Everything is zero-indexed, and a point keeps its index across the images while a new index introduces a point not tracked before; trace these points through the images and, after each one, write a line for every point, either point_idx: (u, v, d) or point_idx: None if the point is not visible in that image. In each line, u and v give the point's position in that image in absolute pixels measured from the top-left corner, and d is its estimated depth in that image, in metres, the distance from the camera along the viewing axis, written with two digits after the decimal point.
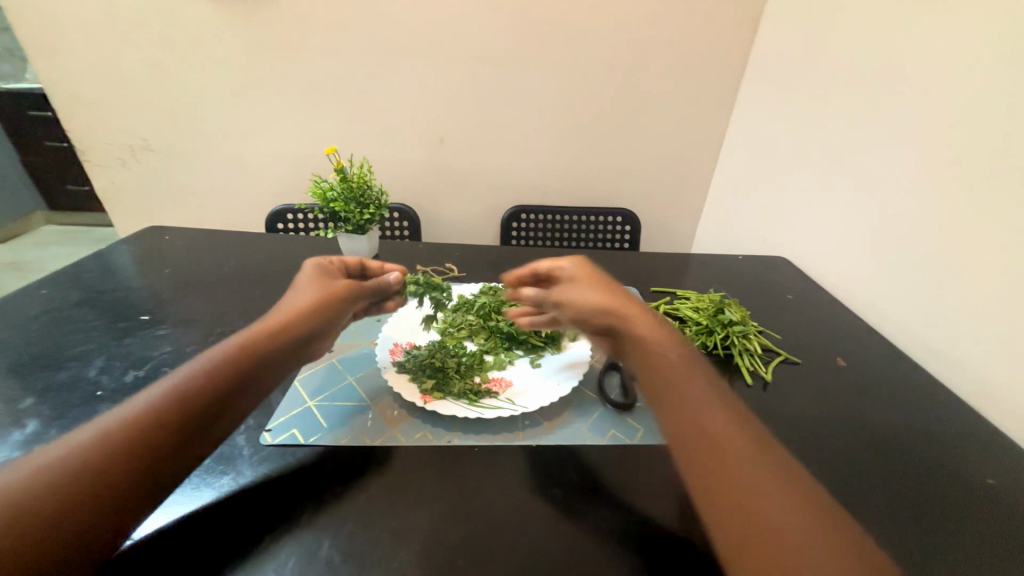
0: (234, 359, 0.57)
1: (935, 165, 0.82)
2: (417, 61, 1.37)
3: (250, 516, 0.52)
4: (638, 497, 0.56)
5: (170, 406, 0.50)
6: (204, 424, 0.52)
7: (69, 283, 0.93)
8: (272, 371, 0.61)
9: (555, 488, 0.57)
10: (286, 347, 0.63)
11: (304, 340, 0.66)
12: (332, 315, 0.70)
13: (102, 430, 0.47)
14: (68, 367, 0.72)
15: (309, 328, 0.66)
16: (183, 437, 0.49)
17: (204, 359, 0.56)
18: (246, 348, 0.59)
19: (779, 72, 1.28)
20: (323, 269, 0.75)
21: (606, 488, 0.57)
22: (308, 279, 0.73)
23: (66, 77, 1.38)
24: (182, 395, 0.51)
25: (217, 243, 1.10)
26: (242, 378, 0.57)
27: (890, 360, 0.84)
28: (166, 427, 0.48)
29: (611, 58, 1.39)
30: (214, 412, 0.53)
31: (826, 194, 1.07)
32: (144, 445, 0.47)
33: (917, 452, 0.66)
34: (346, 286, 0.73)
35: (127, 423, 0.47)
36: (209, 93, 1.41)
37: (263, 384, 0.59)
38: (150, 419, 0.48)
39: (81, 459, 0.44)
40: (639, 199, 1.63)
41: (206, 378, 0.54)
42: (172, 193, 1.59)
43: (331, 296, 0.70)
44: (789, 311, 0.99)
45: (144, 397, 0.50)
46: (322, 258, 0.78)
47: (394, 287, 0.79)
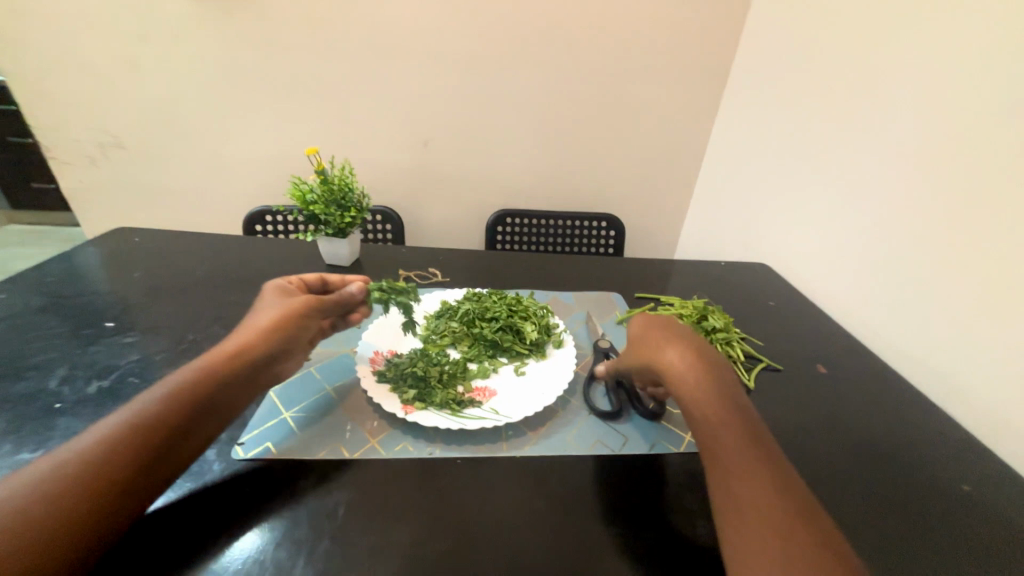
0: (192, 384, 0.54)
1: (916, 174, 0.83)
2: (402, 62, 1.35)
3: (218, 536, 0.49)
4: (625, 510, 0.55)
5: (124, 438, 0.47)
6: (162, 455, 0.49)
7: (29, 288, 0.89)
8: (235, 394, 0.57)
9: (540, 500, 0.56)
10: (249, 369, 0.59)
11: (270, 359, 0.62)
12: (298, 331, 0.66)
13: (50, 466, 0.44)
14: (25, 377, 0.68)
15: (274, 346, 0.62)
16: (138, 469, 0.47)
17: (160, 388, 0.53)
18: (204, 373, 0.55)
19: (760, 82, 1.30)
20: (282, 289, 0.71)
21: (592, 499, 0.56)
22: (268, 300, 0.69)
23: (31, 70, 1.31)
24: (137, 427, 0.48)
25: (191, 246, 1.07)
26: (201, 405, 0.53)
27: (869, 367, 0.86)
28: (119, 460, 0.46)
29: (597, 64, 1.39)
30: (172, 441, 0.50)
31: (806, 202, 1.09)
32: (96, 480, 0.44)
33: (894, 458, 0.67)
34: (308, 299, 0.69)
35: (76, 459, 0.45)
36: (186, 91, 1.36)
37: (226, 411, 0.56)
38: (102, 452, 0.46)
39: (26, 499, 0.41)
40: (624, 205, 1.64)
41: (162, 407, 0.51)
42: (144, 192, 1.53)
43: (292, 311, 0.66)
44: (770, 317, 1.00)
45: (96, 430, 0.47)
46: (281, 279, 0.74)
47: (359, 297, 0.76)
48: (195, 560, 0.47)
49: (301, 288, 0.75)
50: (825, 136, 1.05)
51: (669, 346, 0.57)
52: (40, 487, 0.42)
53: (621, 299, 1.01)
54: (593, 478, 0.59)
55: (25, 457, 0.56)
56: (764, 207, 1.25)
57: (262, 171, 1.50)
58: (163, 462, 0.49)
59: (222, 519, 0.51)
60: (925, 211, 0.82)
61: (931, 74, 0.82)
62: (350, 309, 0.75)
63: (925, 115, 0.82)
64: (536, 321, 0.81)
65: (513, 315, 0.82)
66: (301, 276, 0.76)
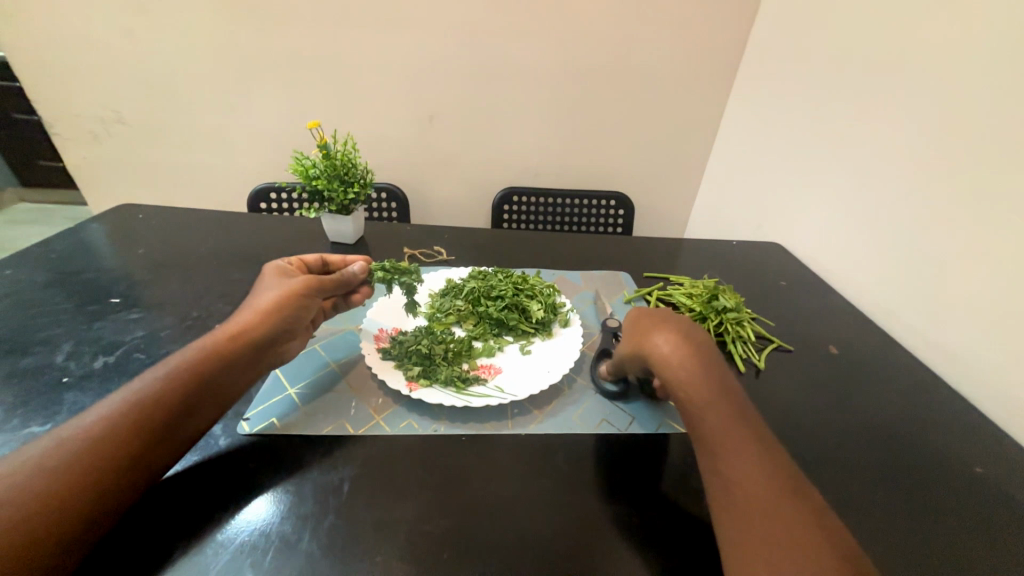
0: (194, 363, 0.54)
1: (933, 152, 0.80)
2: (404, 32, 1.30)
3: (224, 510, 0.49)
4: (629, 489, 0.55)
5: (128, 415, 0.48)
6: (167, 432, 0.49)
7: (36, 264, 0.88)
8: (236, 374, 0.57)
9: (544, 477, 0.56)
10: (249, 351, 0.59)
11: (270, 340, 0.62)
12: (298, 311, 0.66)
13: (57, 441, 0.44)
14: (33, 352, 0.68)
15: (273, 327, 0.62)
16: (144, 445, 0.47)
17: (162, 368, 0.53)
18: (204, 353, 0.55)
19: (778, 51, 1.24)
20: (282, 270, 0.71)
21: (597, 478, 0.56)
22: (266, 281, 0.68)
23: (27, 42, 1.29)
24: (141, 405, 0.49)
25: (195, 222, 1.06)
26: (202, 385, 0.53)
27: (882, 348, 0.84)
28: (125, 436, 0.46)
29: (608, 34, 1.33)
30: (177, 418, 0.50)
31: (823, 179, 1.05)
32: (102, 455, 0.45)
33: (906, 441, 0.66)
34: (308, 278, 0.68)
35: (80, 436, 0.45)
36: (185, 64, 1.33)
37: (228, 391, 0.56)
38: (107, 429, 0.46)
39: (34, 473, 0.42)
40: (634, 183, 1.60)
41: (165, 386, 0.51)
42: (149, 169, 1.52)
43: (291, 292, 0.65)
44: (783, 297, 0.98)
45: (101, 408, 0.48)
46: (281, 260, 0.73)
47: (360, 276, 0.74)
48: (202, 533, 0.47)
49: (301, 268, 0.74)
50: (842, 111, 1.00)
51: (661, 334, 0.55)
52: (47, 462, 0.43)
53: (629, 278, 0.99)
54: (598, 456, 0.59)
55: (35, 430, 0.57)
56: (778, 185, 1.21)
57: (265, 147, 1.47)
58: (168, 439, 0.49)
59: (228, 492, 0.51)
60: (940, 192, 0.79)
61: (954, 45, 0.77)
62: (351, 288, 0.75)
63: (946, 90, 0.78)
64: (542, 300, 0.80)
65: (519, 293, 0.81)
66: (301, 257, 0.75)
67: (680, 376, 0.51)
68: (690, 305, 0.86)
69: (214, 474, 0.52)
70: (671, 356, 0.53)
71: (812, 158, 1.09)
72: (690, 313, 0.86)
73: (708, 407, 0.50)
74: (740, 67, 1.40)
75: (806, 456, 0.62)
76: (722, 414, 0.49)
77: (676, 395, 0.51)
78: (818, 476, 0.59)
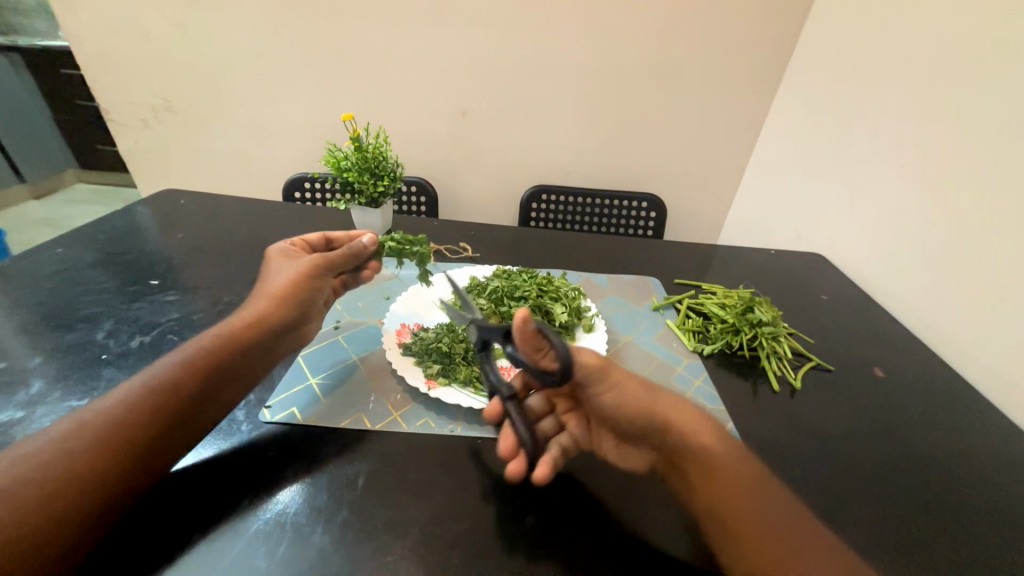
0: (212, 349, 0.55)
1: (1004, 163, 0.73)
2: (439, 26, 1.29)
3: (241, 489, 0.51)
4: (647, 516, 0.51)
5: (146, 401, 0.49)
6: (188, 414, 0.51)
7: (86, 243, 0.93)
8: (258, 354, 0.59)
9: (555, 489, 0.53)
10: (272, 333, 0.61)
11: (289, 322, 0.64)
12: (312, 290, 0.67)
13: (80, 424, 0.46)
14: (77, 328, 0.72)
15: (289, 309, 0.64)
16: (164, 428, 0.49)
17: (179, 354, 0.55)
18: (221, 339, 0.57)
19: (832, 50, 1.16)
20: (285, 253, 0.72)
21: (583, 519, 0.51)
22: (274, 264, 0.70)
23: (86, 32, 1.35)
24: (160, 390, 0.50)
25: (232, 209, 1.09)
26: (228, 364, 0.56)
27: (931, 372, 0.78)
28: (144, 420, 0.48)
29: (647, 29, 1.28)
30: (197, 401, 0.52)
31: (872, 189, 0.98)
32: (125, 437, 0.46)
33: (956, 476, 0.60)
34: (314, 257, 0.69)
35: (111, 411, 0.48)
36: (228, 55, 1.37)
37: (249, 372, 0.58)
38: (126, 413, 0.48)
39: (61, 455, 0.44)
40: (668, 185, 1.55)
41: (182, 371, 0.53)
42: (193, 157, 1.58)
43: (300, 272, 0.66)
44: (823, 312, 0.92)
45: (119, 392, 0.50)
46: (284, 242, 0.75)
47: (371, 249, 0.73)
48: (223, 509, 0.49)
49: (305, 249, 0.75)
50: (899, 115, 0.93)
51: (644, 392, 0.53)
52: (73, 444, 0.45)
53: (659, 284, 0.95)
54: (578, 501, 0.52)
55: (74, 404, 0.59)
56: (823, 191, 1.14)
57: (301, 138, 1.51)
58: (189, 421, 0.51)
59: (251, 471, 0.52)
60: (1007, 207, 0.72)
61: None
62: (361, 262, 0.75)
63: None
64: (567, 303, 0.78)
65: (543, 295, 0.80)
66: (304, 237, 0.76)
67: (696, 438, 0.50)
68: (723, 316, 0.82)
69: (234, 455, 0.54)
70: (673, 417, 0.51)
71: (861, 165, 1.02)
72: (723, 324, 0.81)
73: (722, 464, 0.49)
74: (788, 66, 1.32)
75: (843, 487, 0.58)
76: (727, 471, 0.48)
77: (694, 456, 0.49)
78: (857, 511, 0.55)
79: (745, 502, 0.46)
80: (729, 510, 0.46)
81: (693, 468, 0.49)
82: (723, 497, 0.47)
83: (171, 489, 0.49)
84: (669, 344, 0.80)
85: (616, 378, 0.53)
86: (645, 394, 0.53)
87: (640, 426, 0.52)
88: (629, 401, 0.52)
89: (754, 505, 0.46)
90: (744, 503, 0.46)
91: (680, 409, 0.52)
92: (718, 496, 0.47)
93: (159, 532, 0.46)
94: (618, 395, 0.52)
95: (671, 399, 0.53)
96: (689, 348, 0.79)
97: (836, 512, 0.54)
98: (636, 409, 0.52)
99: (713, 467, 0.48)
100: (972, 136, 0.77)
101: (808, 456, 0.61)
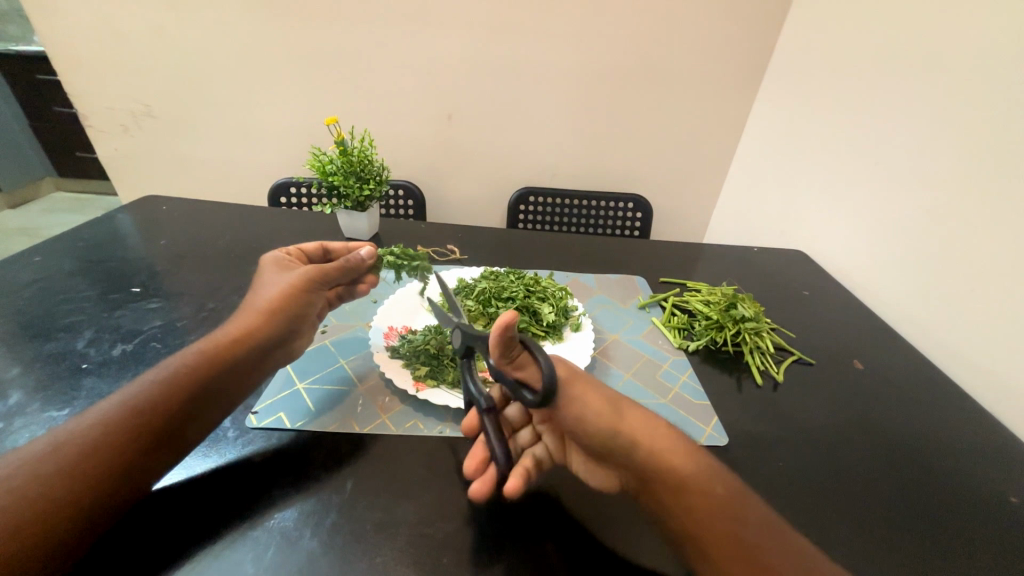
0: (195, 367, 0.55)
1: (972, 160, 0.76)
2: (425, 30, 1.30)
3: (227, 501, 0.50)
4: (632, 536, 0.50)
5: (127, 419, 0.49)
6: (168, 433, 0.50)
7: (64, 252, 0.91)
8: (243, 371, 0.59)
9: (548, 499, 0.53)
10: (259, 348, 0.61)
11: (277, 336, 0.63)
12: (303, 305, 0.67)
13: (54, 446, 0.45)
14: (57, 337, 0.70)
15: (279, 324, 0.63)
16: (142, 448, 0.48)
17: (159, 372, 0.54)
18: (205, 356, 0.56)
19: (809, 52, 1.19)
20: (281, 263, 0.71)
21: (565, 536, 0.50)
22: (269, 274, 0.69)
23: (65, 38, 1.33)
24: (138, 409, 0.49)
25: (215, 215, 1.08)
26: (213, 379, 0.55)
27: (907, 363, 0.81)
28: (122, 442, 0.47)
29: (631, 32, 1.30)
30: (178, 420, 0.51)
31: (851, 185, 1.01)
32: (100, 459, 0.45)
33: (931, 462, 0.63)
34: (309, 270, 0.68)
35: (90, 430, 0.47)
36: (212, 59, 1.36)
37: (233, 390, 0.57)
38: (102, 433, 0.47)
39: (31, 478, 0.43)
40: (653, 186, 1.57)
41: (162, 390, 0.52)
42: (176, 162, 1.56)
43: (292, 286, 0.66)
44: (804, 307, 0.94)
45: (96, 412, 0.49)
46: (280, 251, 0.74)
47: (369, 262, 0.73)
48: (208, 524, 0.48)
49: (301, 258, 0.75)
50: (874, 114, 0.96)
51: (607, 402, 0.51)
52: (44, 466, 0.44)
53: (644, 283, 0.97)
54: (556, 512, 0.52)
55: (54, 415, 0.58)
56: (803, 189, 1.17)
57: (286, 142, 1.50)
58: (170, 440, 0.50)
59: (235, 488, 0.51)
60: (980, 203, 0.74)
61: (998, 46, 0.73)
62: (357, 275, 0.74)
63: (990, 95, 0.73)
64: (554, 303, 0.79)
65: (530, 296, 0.80)
66: (300, 246, 0.75)
67: (663, 456, 0.48)
68: (707, 313, 0.83)
69: (220, 468, 0.53)
70: (642, 434, 0.49)
71: (838, 164, 1.05)
72: (707, 321, 0.83)
73: (692, 480, 0.46)
74: (767, 68, 1.36)
75: (825, 476, 0.59)
76: (699, 487, 0.46)
77: (659, 476, 0.47)
78: (837, 498, 0.57)
79: (716, 520, 0.44)
80: (697, 529, 0.44)
81: (660, 489, 0.47)
82: (691, 516, 0.45)
83: (150, 509, 0.48)
84: (655, 341, 0.81)
85: (584, 391, 0.51)
86: (610, 409, 0.51)
87: (606, 446, 0.49)
88: (593, 418, 0.50)
89: (731, 526, 0.44)
90: (716, 521, 0.44)
91: (647, 427, 0.50)
92: (685, 516, 0.45)
93: (139, 552, 0.45)
94: (585, 410, 0.50)
95: (641, 417, 0.51)
96: (674, 345, 0.80)
97: (817, 500, 0.56)
98: (603, 428, 0.49)
99: (683, 488, 0.46)
100: (943, 135, 0.81)
101: (789, 447, 0.63)
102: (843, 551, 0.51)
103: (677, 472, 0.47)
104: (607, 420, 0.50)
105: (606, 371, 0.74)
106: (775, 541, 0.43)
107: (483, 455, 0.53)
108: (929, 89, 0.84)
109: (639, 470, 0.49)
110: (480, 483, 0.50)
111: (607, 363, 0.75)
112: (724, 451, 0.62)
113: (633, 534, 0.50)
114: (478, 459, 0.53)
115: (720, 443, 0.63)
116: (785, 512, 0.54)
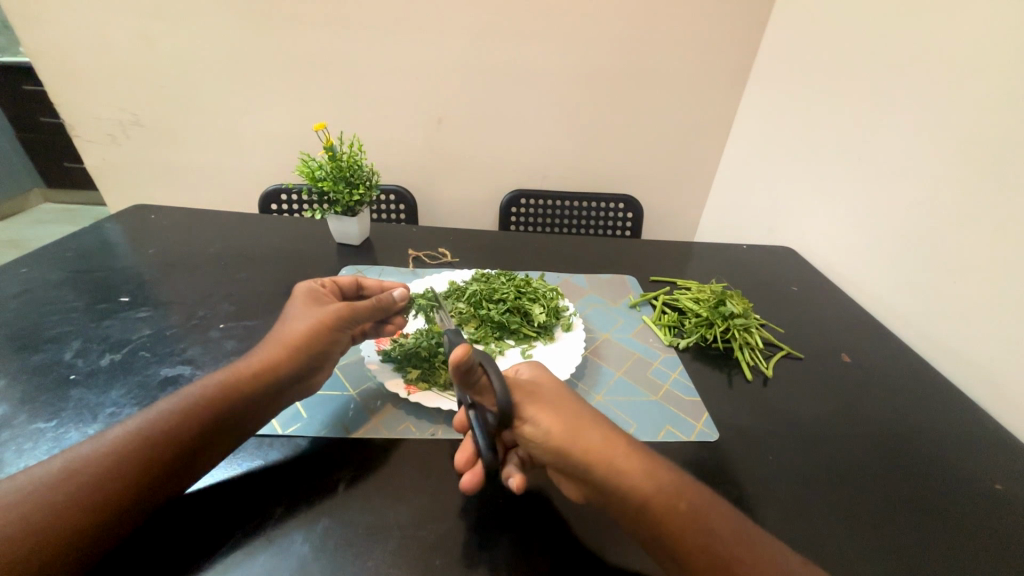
0: (211, 399, 0.53)
1: (957, 156, 0.77)
2: (416, 34, 1.30)
3: (223, 516, 0.49)
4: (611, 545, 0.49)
5: (140, 452, 0.47)
6: (179, 466, 0.48)
7: (51, 263, 0.91)
8: (265, 406, 0.57)
9: (528, 506, 0.53)
10: (282, 381, 0.59)
11: (300, 371, 0.61)
12: (329, 342, 0.64)
13: (67, 473, 0.45)
14: (44, 349, 0.70)
15: (302, 362, 0.61)
16: (151, 480, 0.47)
17: (177, 402, 0.52)
18: (223, 389, 0.54)
19: (793, 52, 1.21)
20: (313, 294, 0.69)
21: (531, 529, 0.50)
22: (298, 305, 0.66)
23: (51, 49, 1.32)
24: (154, 441, 0.48)
25: (204, 222, 1.08)
26: (232, 412, 0.53)
27: (897, 357, 0.82)
28: (132, 472, 0.46)
29: (619, 35, 1.32)
30: (191, 453, 0.50)
31: (838, 182, 1.02)
32: (109, 490, 0.45)
33: (920, 453, 0.64)
34: (341, 308, 0.66)
35: (101, 458, 0.46)
36: (202, 68, 1.36)
37: (247, 425, 0.55)
38: (114, 463, 0.46)
39: (42, 507, 0.42)
40: (644, 185, 1.58)
41: (177, 422, 0.50)
42: (164, 172, 1.55)
43: (321, 323, 0.63)
44: (793, 305, 0.95)
45: (110, 437, 0.48)
46: (313, 281, 0.72)
47: (401, 303, 0.73)
48: (207, 548, 0.47)
49: (335, 291, 0.73)
50: (863, 111, 0.96)
51: (561, 420, 0.50)
52: (54, 493, 0.43)
53: (635, 282, 0.98)
54: (535, 522, 0.51)
55: (41, 426, 0.58)
56: (791, 187, 1.18)
57: (277, 150, 1.50)
58: (178, 472, 0.48)
59: (234, 506, 0.50)
60: (966, 198, 0.76)
61: (980, 45, 0.74)
62: (385, 316, 0.72)
63: (973, 93, 0.75)
64: (545, 303, 0.79)
65: (521, 297, 0.81)
66: (335, 279, 0.73)
67: (621, 472, 0.47)
68: (697, 310, 0.84)
69: (218, 487, 0.52)
70: (602, 454, 0.48)
71: (826, 161, 1.06)
72: (697, 318, 0.84)
73: (652, 497, 0.45)
74: (754, 67, 1.37)
75: (813, 467, 0.60)
76: (660, 506, 0.45)
77: (618, 495, 0.46)
78: (825, 490, 0.57)
79: (684, 537, 0.44)
80: (667, 544, 0.44)
81: (622, 506, 0.46)
82: (660, 531, 0.44)
83: (152, 528, 0.47)
84: (646, 339, 0.82)
85: (535, 412, 0.50)
86: (567, 427, 0.49)
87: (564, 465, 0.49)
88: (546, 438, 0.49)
89: (697, 540, 0.43)
90: (683, 538, 0.44)
91: (607, 442, 0.49)
92: (652, 532, 0.45)
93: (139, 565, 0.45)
94: (538, 430, 0.49)
95: (600, 435, 0.50)
96: (665, 343, 0.81)
97: (807, 493, 0.57)
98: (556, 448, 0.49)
99: (644, 507, 0.45)
100: (929, 130, 0.82)
101: (778, 441, 0.64)
102: (832, 543, 0.52)
103: (636, 488, 0.46)
104: (559, 438, 0.49)
105: (597, 369, 0.74)
106: (752, 553, 0.43)
107: (471, 450, 0.53)
108: (914, 86, 0.85)
109: (599, 489, 0.47)
110: (472, 475, 0.50)
111: (599, 362, 0.76)
112: (714, 446, 0.62)
113: (606, 535, 0.50)
114: (467, 454, 0.53)
115: (711, 438, 0.63)
116: (774, 504, 0.55)
